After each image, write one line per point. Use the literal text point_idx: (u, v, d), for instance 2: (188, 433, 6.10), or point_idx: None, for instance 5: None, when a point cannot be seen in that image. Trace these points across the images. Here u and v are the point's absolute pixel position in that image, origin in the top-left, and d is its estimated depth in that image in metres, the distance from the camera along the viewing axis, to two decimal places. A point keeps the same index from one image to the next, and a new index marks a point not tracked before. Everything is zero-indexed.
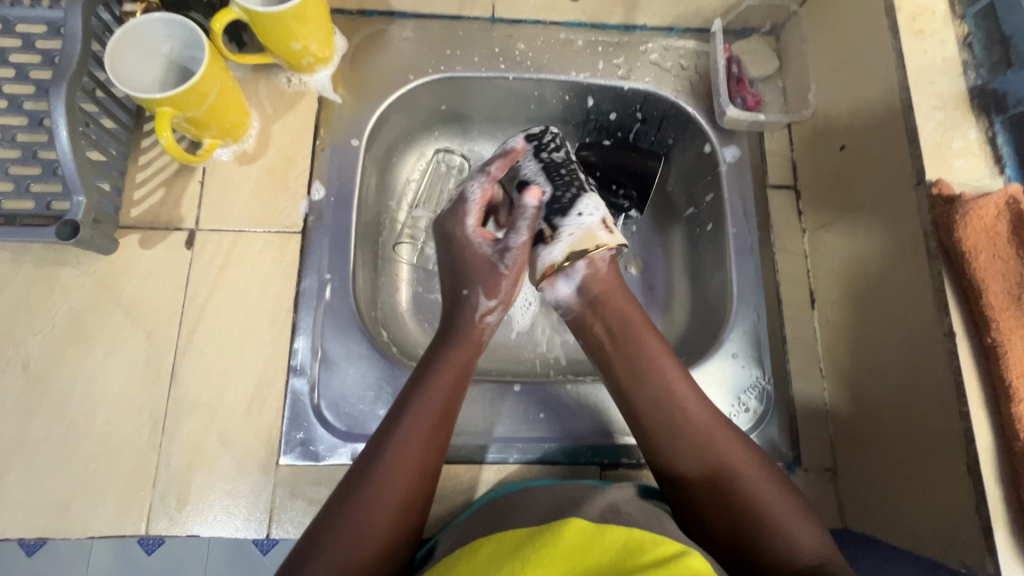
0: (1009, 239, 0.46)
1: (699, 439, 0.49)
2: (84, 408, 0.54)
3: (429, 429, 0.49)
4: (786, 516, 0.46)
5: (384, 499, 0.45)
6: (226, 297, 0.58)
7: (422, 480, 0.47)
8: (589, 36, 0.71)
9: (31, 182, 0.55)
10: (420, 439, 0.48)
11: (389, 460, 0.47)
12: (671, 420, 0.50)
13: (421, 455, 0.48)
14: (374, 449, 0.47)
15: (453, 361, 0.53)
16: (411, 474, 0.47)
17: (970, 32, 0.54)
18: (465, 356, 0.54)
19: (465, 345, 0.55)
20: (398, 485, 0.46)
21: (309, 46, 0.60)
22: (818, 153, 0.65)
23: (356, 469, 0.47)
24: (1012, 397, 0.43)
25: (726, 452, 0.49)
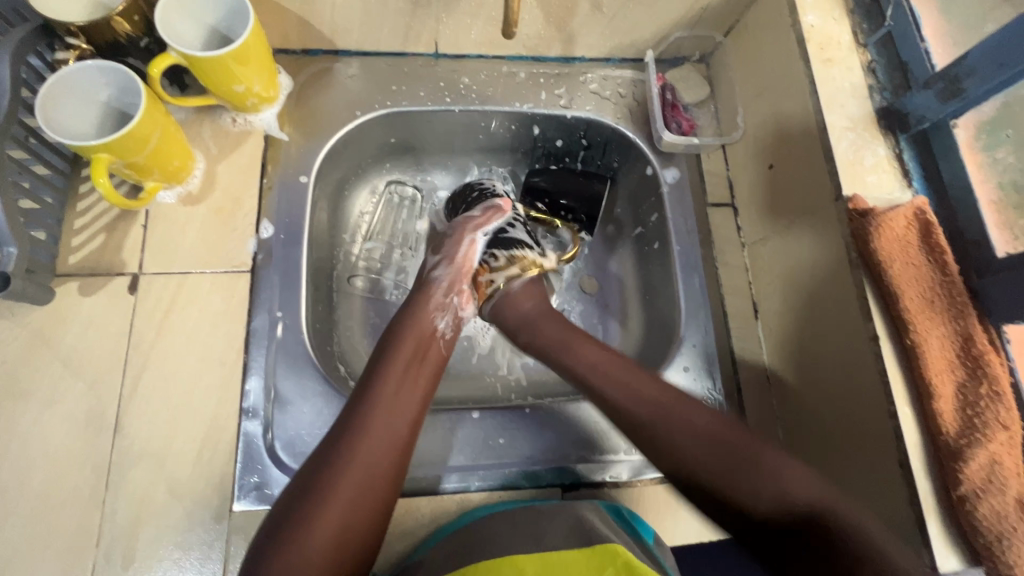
0: (920, 246, 0.50)
1: (688, 425, 0.51)
2: (19, 467, 0.52)
3: (390, 439, 0.49)
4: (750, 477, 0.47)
5: (335, 493, 0.45)
6: (172, 342, 0.57)
7: (382, 492, 0.47)
8: (531, 69, 0.74)
9: None
10: (380, 446, 0.48)
11: (348, 471, 0.46)
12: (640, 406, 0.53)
13: (381, 465, 0.47)
14: (319, 460, 0.47)
15: (403, 351, 0.55)
16: (369, 487, 0.46)
17: (873, 59, 0.59)
18: (424, 365, 0.55)
19: (419, 352, 0.56)
20: (350, 475, 0.46)
21: (252, 87, 0.61)
22: (750, 171, 0.69)
23: (299, 477, 0.47)
24: (933, 394, 0.46)
25: (707, 432, 0.50)
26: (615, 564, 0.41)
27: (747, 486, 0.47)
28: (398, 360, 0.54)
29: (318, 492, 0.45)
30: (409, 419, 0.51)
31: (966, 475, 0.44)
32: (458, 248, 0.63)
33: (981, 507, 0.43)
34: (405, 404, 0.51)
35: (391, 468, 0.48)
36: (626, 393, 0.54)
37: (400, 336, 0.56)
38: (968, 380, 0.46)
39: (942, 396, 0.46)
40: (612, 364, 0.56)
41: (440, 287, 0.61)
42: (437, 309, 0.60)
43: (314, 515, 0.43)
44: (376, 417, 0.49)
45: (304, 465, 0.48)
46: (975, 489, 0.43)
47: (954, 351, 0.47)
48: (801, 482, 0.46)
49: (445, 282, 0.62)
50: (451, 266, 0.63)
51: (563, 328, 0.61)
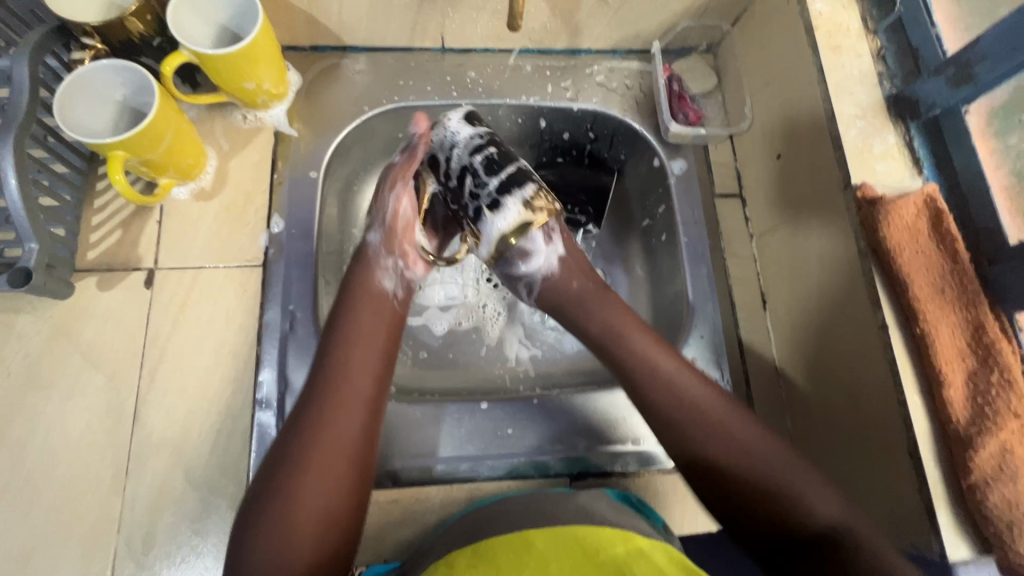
0: (930, 234, 0.49)
1: (715, 414, 0.52)
2: (44, 456, 0.53)
3: (352, 403, 0.49)
4: (796, 471, 0.49)
5: (303, 470, 0.45)
6: (188, 334, 0.58)
7: (354, 460, 0.47)
8: (537, 62, 0.74)
9: None
10: (341, 418, 0.48)
11: (315, 437, 0.47)
12: (665, 398, 0.53)
13: (346, 434, 0.48)
14: (289, 430, 0.48)
15: (362, 318, 0.55)
16: (337, 453, 0.47)
17: (883, 46, 0.58)
18: (382, 330, 0.55)
19: (376, 316, 0.56)
20: (316, 449, 0.46)
21: (262, 84, 0.62)
22: (759, 162, 0.68)
23: (274, 448, 0.48)
24: (943, 382, 0.46)
25: (737, 448, 0.50)
26: (624, 546, 0.41)
27: (792, 483, 0.48)
28: (352, 332, 0.53)
29: (291, 463, 0.45)
30: (364, 384, 0.50)
31: (975, 463, 0.43)
32: (383, 200, 0.61)
33: (991, 495, 0.43)
34: (362, 369, 0.51)
35: (356, 432, 0.48)
36: (689, 403, 0.52)
37: (358, 305, 0.56)
38: (979, 369, 0.46)
39: (952, 384, 0.46)
40: (675, 373, 0.54)
41: (378, 253, 0.59)
42: (383, 271, 0.59)
43: (291, 484, 0.45)
44: (337, 384, 0.50)
45: (278, 436, 0.48)
46: (986, 477, 0.43)
47: (964, 340, 0.47)
48: (822, 501, 0.47)
49: (375, 241, 0.60)
50: (382, 229, 0.60)
51: (624, 319, 0.57)
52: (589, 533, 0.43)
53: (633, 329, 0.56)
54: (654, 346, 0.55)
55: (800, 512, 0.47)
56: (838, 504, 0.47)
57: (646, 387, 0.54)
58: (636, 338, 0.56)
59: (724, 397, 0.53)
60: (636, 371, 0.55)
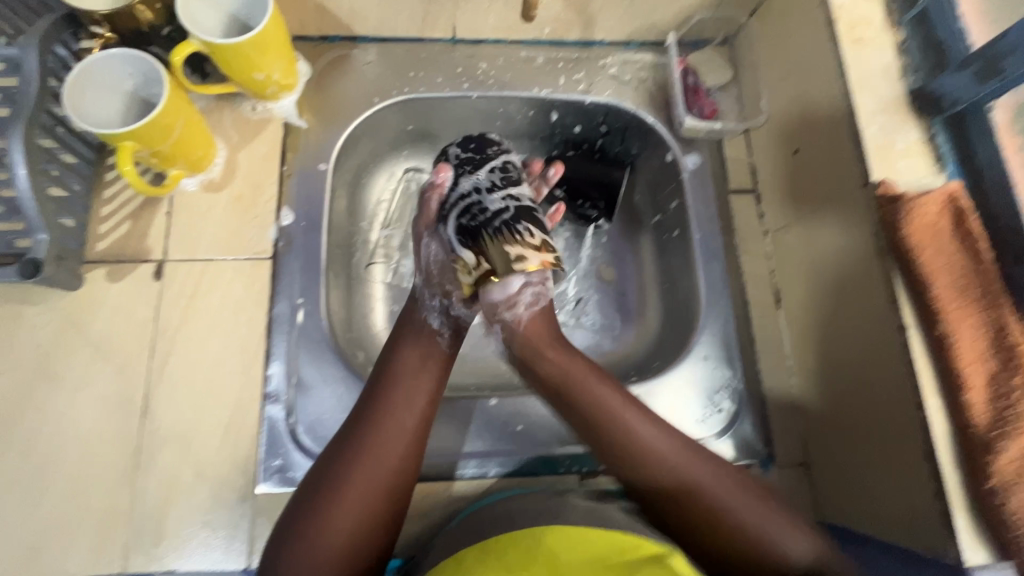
0: (952, 234, 0.48)
1: (666, 466, 0.49)
2: (54, 447, 0.53)
3: (398, 441, 0.48)
4: (768, 520, 0.47)
5: (340, 510, 0.45)
6: (197, 327, 0.58)
7: (391, 500, 0.47)
8: (550, 53, 0.72)
9: None
10: (384, 457, 0.47)
11: (358, 475, 0.46)
12: (620, 451, 0.50)
13: (387, 476, 0.47)
14: (331, 461, 0.47)
15: (409, 357, 0.54)
16: (379, 490, 0.46)
17: (906, 39, 0.57)
18: (433, 363, 0.54)
19: (424, 356, 0.54)
20: (358, 491, 0.46)
21: (271, 75, 0.61)
22: (774, 157, 0.67)
23: (312, 476, 0.47)
24: (963, 385, 0.45)
25: (678, 478, 0.49)
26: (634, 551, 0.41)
27: (765, 531, 0.47)
28: (399, 372, 0.52)
29: (327, 497, 0.45)
30: (412, 425, 0.50)
31: (996, 467, 0.42)
32: (419, 248, 0.60)
33: (1012, 500, 0.42)
34: (410, 408, 0.50)
35: (400, 470, 0.48)
36: (621, 428, 0.50)
37: (407, 338, 0.55)
38: (1001, 372, 0.45)
39: (972, 386, 0.45)
40: (601, 390, 0.52)
41: (424, 293, 0.58)
42: (427, 314, 0.57)
43: (325, 518, 0.44)
44: (384, 419, 0.49)
45: (318, 462, 0.48)
46: (1006, 481, 0.42)
47: (987, 342, 0.46)
48: (793, 543, 0.46)
49: (423, 284, 0.59)
50: (423, 275, 0.59)
51: (572, 354, 0.54)
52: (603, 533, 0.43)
53: (563, 356, 0.54)
54: (629, 401, 0.52)
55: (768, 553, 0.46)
56: (807, 542, 0.47)
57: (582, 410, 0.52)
58: (580, 380, 0.52)
59: (679, 439, 0.50)
60: (567, 392, 0.53)
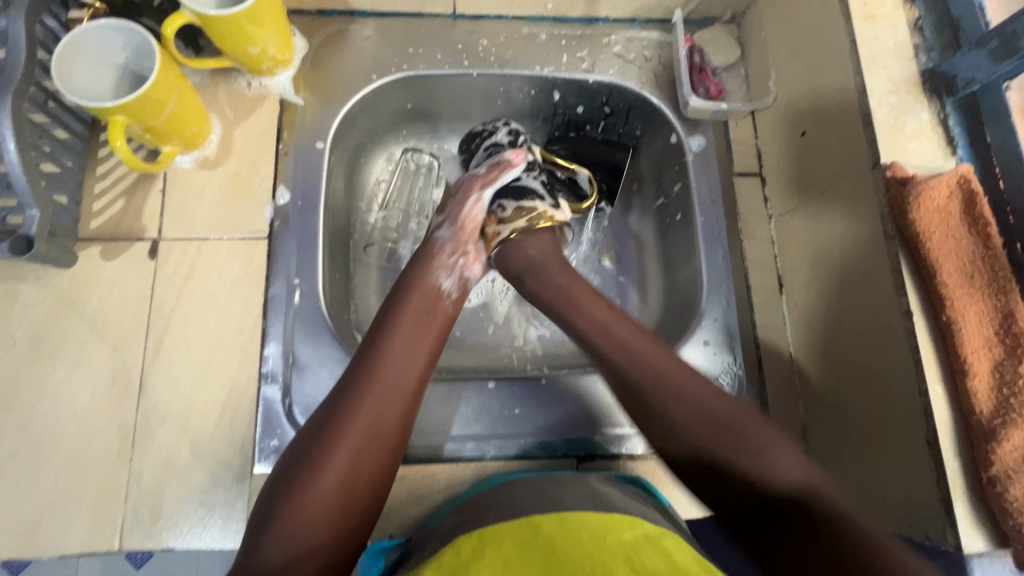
0: (962, 218, 0.47)
1: (676, 390, 0.50)
2: (51, 424, 0.53)
3: (397, 393, 0.49)
4: (763, 436, 0.47)
5: (339, 447, 0.45)
6: (193, 306, 0.58)
7: (386, 451, 0.47)
8: (553, 30, 0.71)
9: None
10: (385, 402, 0.48)
11: (357, 422, 0.46)
12: (631, 377, 0.52)
13: (387, 418, 0.47)
14: (331, 410, 0.47)
15: (411, 309, 0.54)
16: (376, 440, 0.46)
17: (920, 16, 0.55)
18: (431, 321, 0.54)
19: (427, 310, 0.55)
20: (357, 429, 0.46)
21: (266, 49, 0.60)
22: (780, 140, 0.66)
23: (310, 426, 0.47)
24: (968, 372, 0.44)
25: (694, 417, 0.49)
26: (634, 531, 0.42)
27: (753, 445, 0.47)
28: (404, 321, 0.53)
29: (324, 444, 0.45)
30: (415, 376, 0.50)
31: (997, 456, 0.42)
32: (461, 208, 0.61)
33: (1013, 488, 0.41)
34: (412, 359, 0.51)
35: (398, 422, 0.48)
36: (659, 379, 0.51)
37: (407, 296, 0.55)
38: (1006, 358, 0.44)
39: (977, 374, 0.44)
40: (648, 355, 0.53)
41: (445, 249, 0.59)
42: (442, 269, 0.58)
43: (321, 465, 0.44)
44: (384, 370, 0.49)
45: (315, 415, 0.48)
46: (1008, 470, 0.42)
47: (993, 328, 0.45)
48: (786, 467, 0.46)
49: (448, 238, 0.60)
50: (454, 228, 0.60)
51: (592, 308, 0.57)
52: (603, 521, 0.43)
53: (591, 304, 0.57)
54: (631, 331, 0.55)
55: (762, 477, 0.46)
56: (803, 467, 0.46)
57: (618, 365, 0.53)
58: (592, 319, 0.56)
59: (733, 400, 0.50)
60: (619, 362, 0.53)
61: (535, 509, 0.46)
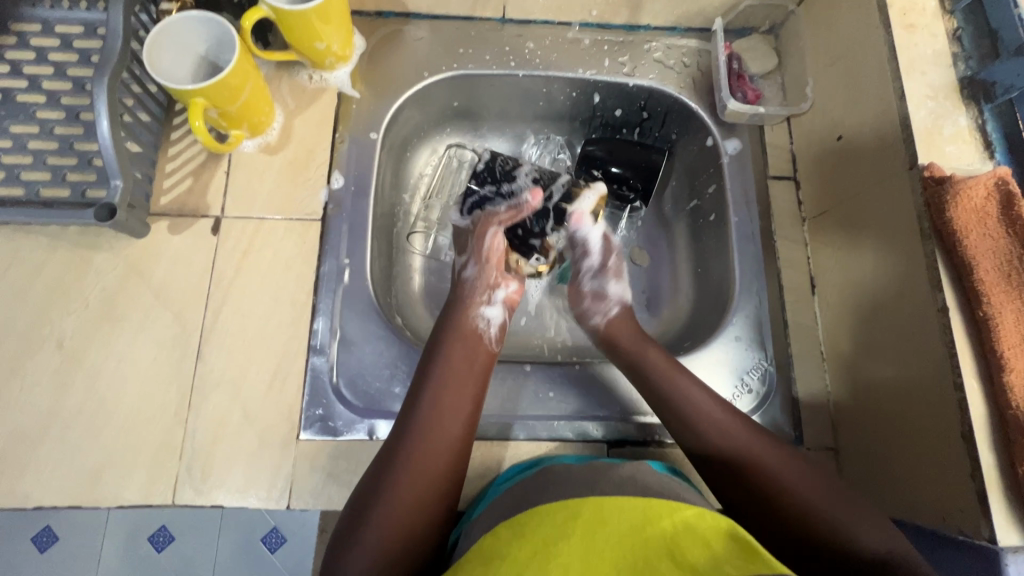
0: (1001, 218, 0.47)
1: (734, 438, 0.52)
2: (115, 383, 0.57)
3: (452, 431, 0.51)
4: (855, 518, 0.46)
5: (396, 501, 0.47)
6: (250, 279, 0.61)
7: (441, 492, 0.49)
8: (596, 36, 0.74)
9: (87, 188, 0.61)
10: (432, 455, 0.49)
11: (416, 459, 0.49)
12: (708, 429, 0.53)
13: (438, 467, 0.49)
14: (384, 461, 0.49)
15: (456, 357, 0.56)
16: (433, 487, 0.48)
17: (959, 26, 0.56)
18: (476, 370, 0.56)
19: (469, 356, 0.57)
20: (414, 486, 0.48)
21: (331, 45, 0.64)
22: (816, 145, 0.67)
23: (369, 476, 0.49)
24: (1005, 367, 0.45)
25: (795, 479, 0.49)
26: (671, 519, 0.41)
27: (846, 528, 0.46)
28: (447, 368, 0.55)
29: (382, 491, 0.47)
30: (461, 422, 0.52)
31: None
32: (482, 241, 0.67)
33: None
34: (456, 412, 0.52)
35: (447, 468, 0.49)
36: (694, 415, 0.54)
37: (456, 343, 0.58)
38: None
39: (1015, 369, 0.44)
40: (692, 391, 0.56)
41: (475, 285, 0.64)
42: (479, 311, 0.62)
43: (377, 513, 0.46)
44: (429, 424, 0.51)
45: (372, 464, 0.50)
46: None
47: None
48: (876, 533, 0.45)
49: (472, 277, 0.65)
50: (479, 262, 0.66)
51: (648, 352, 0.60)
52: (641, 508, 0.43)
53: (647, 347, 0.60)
54: (707, 395, 0.56)
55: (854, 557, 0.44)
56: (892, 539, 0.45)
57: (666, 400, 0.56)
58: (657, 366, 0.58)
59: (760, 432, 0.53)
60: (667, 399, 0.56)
61: (577, 493, 0.47)
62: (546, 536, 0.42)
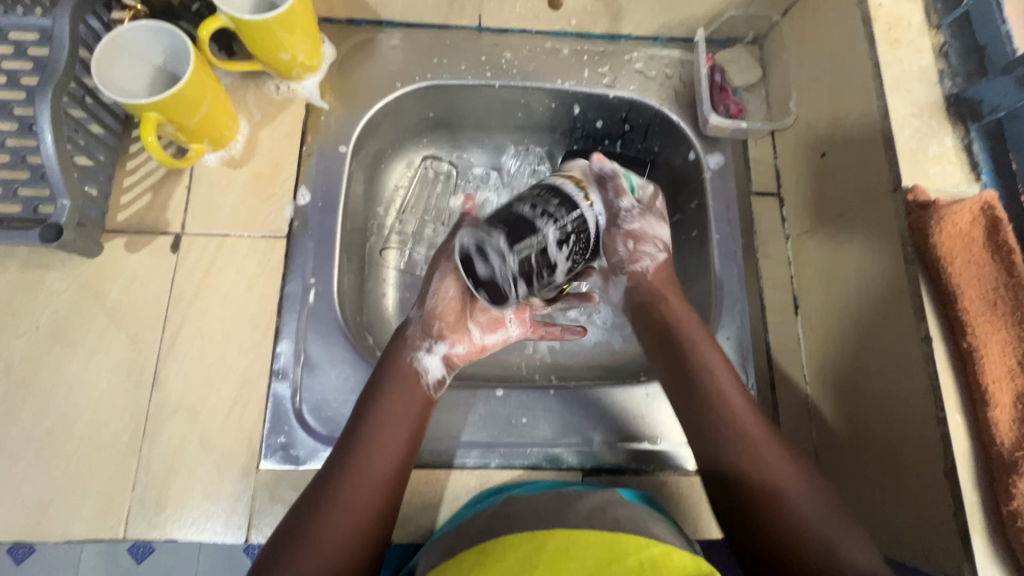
0: (985, 244, 0.46)
1: (737, 429, 0.49)
2: (66, 411, 0.54)
3: (365, 504, 0.46)
4: (835, 528, 0.44)
5: (305, 563, 0.42)
6: (211, 299, 0.59)
7: (360, 546, 0.45)
8: (576, 46, 0.71)
9: (39, 204, 0.58)
10: (351, 509, 0.45)
11: (331, 512, 0.45)
12: (728, 429, 0.49)
13: (356, 519, 0.45)
14: (301, 514, 0.45)
15: (390, 403, 0.51)
16: (348, 545, 0.44)
17: (946, 41, 0.54)
18: (410, 413, 0.52)
19: (406, 399, 0.52)
20: (325, 545, 0.44)
21: (297, 56, 0.61)
22: (800, 161, 0.65)
23: (282, 525, 0.45)
24: (989, 402, 0.43)
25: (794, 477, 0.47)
26: (638, 556, 0.39)
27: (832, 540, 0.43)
28: (381, 411, 0.50)
29: (291, 550, 0.43)
30: (387, 470, 0.48)
31: (1019, 490, 0.40)
32: (437, 295, 0.57)
33: None
34: (381, 460, 0.48)
35: (367, 525, 0.46)
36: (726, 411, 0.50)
37: (390, 383, 0.52)
38: None
39: (999, 404, 0.43)
40: (726, 384, 0.51)
41: (416, 331, 0.56)
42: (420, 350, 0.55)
43: (285, 575, 0.42)
44: (353, 474, 0.47)
45: (288, 514, 0.46)
46: None
47: (1016, 359, 0.43)
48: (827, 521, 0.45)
49: (419, 321, 0.56)
50: (422, 312, 0.57)
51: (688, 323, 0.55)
52: (608, 542, 0.40)
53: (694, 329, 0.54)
54: (729, 378, 0.52)
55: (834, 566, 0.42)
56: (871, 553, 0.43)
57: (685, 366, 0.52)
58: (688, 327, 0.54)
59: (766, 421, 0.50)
60: (690, 367, 0.52)
61: (544, 523, 0.44)
62: (511, 569, 0.38)
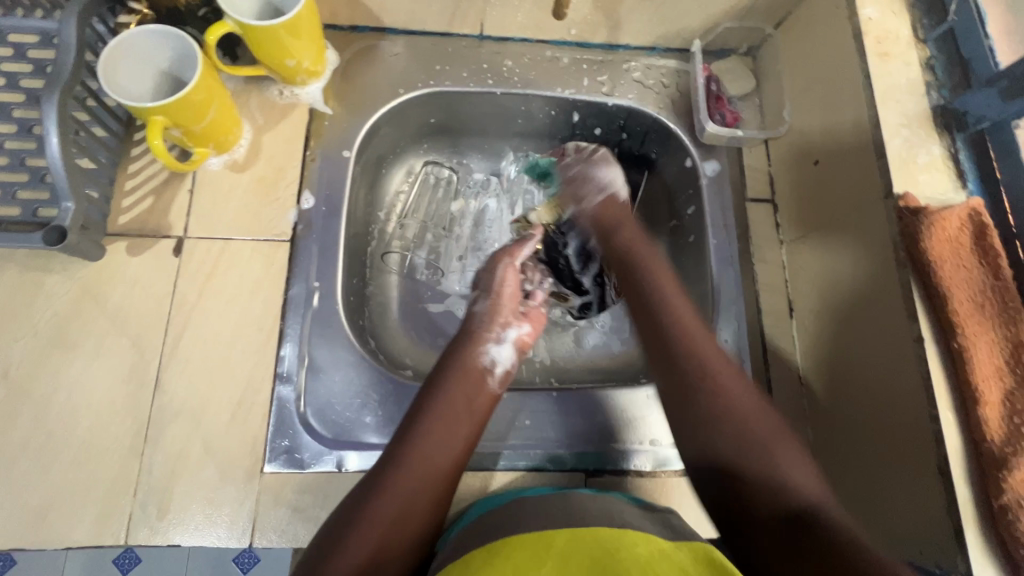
0: (972, 249, 0.48)
1: (717, 372, 0.52)
2: (66, 415, 0.54)
3: (429, 484, 0.48)
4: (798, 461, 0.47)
5: (366, 529, 0.44)
6: (214, 302, 0.59)
7: (419, 520, 0.46)
8: (575, 54, 0.73)
9: (39, 207, 0.58)
10: (415, 486, 0.47)
11: (394, 488, 0.47)
12: (704, 377, 0.53)
13: (420, 496, 0.47)
14: (364, 489, 0.47)
15: (457, 393, 0.54)
16: (408, 519, 0.46)
17: (932, 55, 0.57)
18: (474, 406, 0.54)
19: (471, 393, 0.55)
20: (385, 514, 0.45)
21: (302, 62, 0.62)
22: (793, 168, 0.67)
23: (343, 504, 0.47)
24: (979, 400, 0.45)
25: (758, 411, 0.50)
26: (647, 546, 0.40)
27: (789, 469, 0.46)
28: (448, 400, 0.53)
29: (353, 520, 0.45)
30: (452, 460, 0.50)
31: (1010, 483, 0.42)
32: (494, 278, 0.65)
33: None
34: (447, 447, 0.50)
35: (430, 506, 0.47)
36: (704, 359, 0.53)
37: (456, 376, 0.55)
38: (1017, 388, 0.44)
39: (988, 402, 0.45)
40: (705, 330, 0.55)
41: (482, 322, 0.61)
42: (490, 341, 0.60)
43: (346, 542, 0.43)
44: (418, 456, 0.49)
45: (348, 495, 0.48)
46: (1019, 498, 0.42)
47: (1003, 359, 0.46)
48: (807, 480, 0.46)
49: (483, 312, 0.62)
50: (490, 298, 0.63)
51: (676, 302, 0.57)
52: (615, 536, 0.42)
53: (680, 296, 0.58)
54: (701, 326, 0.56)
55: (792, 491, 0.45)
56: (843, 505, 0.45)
57: (675, 342, 0.55)
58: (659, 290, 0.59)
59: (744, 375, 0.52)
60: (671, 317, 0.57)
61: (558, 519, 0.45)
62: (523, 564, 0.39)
